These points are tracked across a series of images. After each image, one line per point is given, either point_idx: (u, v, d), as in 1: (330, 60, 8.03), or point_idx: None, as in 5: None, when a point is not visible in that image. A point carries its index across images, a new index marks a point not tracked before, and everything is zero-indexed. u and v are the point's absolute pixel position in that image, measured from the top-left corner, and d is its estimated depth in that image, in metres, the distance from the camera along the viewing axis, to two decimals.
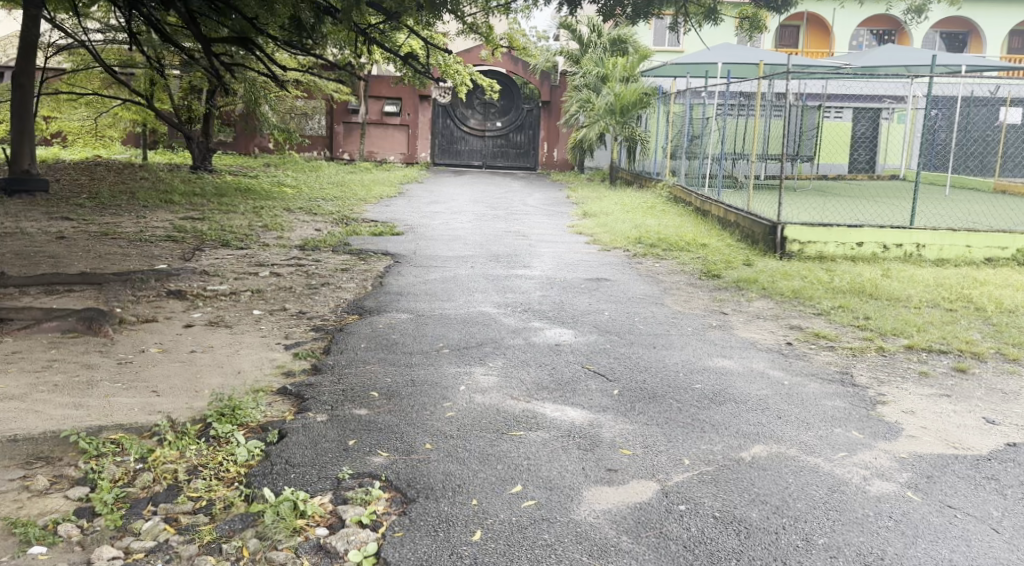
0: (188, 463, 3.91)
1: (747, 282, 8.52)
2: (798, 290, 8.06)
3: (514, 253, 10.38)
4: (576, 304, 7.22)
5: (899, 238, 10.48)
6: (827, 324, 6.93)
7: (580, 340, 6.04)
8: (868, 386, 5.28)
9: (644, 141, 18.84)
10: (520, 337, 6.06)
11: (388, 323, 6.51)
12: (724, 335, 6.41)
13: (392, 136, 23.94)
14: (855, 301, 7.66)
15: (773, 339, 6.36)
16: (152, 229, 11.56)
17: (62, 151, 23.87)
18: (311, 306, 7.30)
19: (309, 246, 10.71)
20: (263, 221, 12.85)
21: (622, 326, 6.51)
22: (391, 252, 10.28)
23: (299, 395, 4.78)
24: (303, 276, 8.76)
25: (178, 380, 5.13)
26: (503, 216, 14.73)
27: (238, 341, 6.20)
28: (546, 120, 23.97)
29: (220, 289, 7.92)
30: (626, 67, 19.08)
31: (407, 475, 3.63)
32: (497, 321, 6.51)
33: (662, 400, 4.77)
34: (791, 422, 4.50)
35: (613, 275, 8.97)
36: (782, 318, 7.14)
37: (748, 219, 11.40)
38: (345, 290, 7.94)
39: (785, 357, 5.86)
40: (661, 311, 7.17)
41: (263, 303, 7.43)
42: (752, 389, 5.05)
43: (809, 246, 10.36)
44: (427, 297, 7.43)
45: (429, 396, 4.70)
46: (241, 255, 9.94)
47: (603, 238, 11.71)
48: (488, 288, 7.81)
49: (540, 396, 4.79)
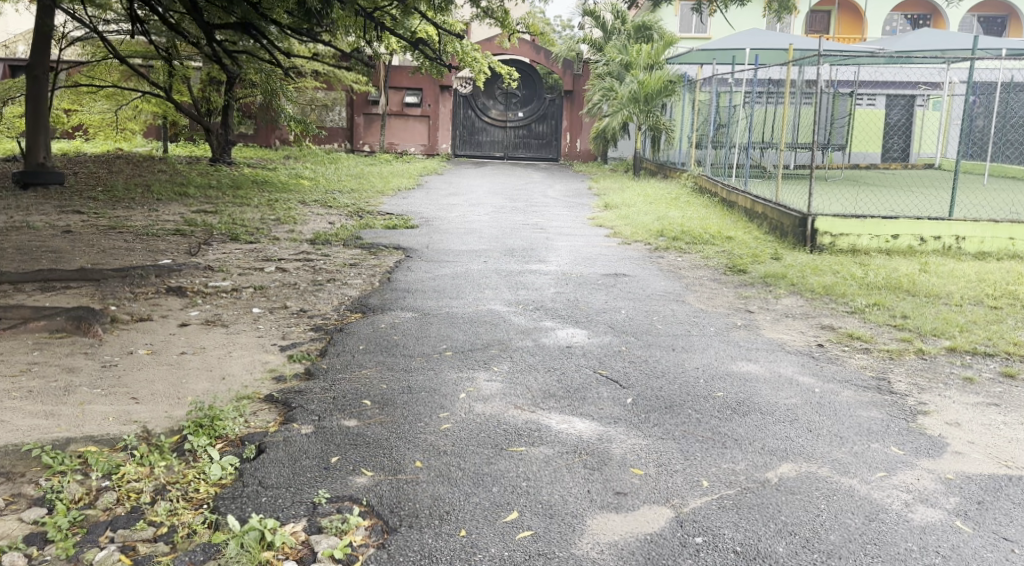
0: (156, 482, 3.56)
1: (775, 278, 8.07)
2: (829, 286, 7.60)
3: (530, 247, 10.01)
4: (592, 301, 6.85)
5: (938, 230, 9.96)
6: (861, 323, 6.49)
7: (592, 341, 5.68)
8: (908, 394, 4.84)
9: (668, 131, 18.35)
10: (529, 338, 5.69)
11: (391, 323, 6.16)
12: (749, 336, 5.98)
13: (413, 127, 23.61)
14: (890, 298, 7.21)
15: (802, 340, 5.93)
16: (163, 223, 11.30)
17: (83, 144, 23.71)
18: (313, 304, 6.97)
19: (320, 239, 10.42)
20: (276, 215, 12.56)
21: (640, 326, 6.11)
22: (403, 246, 9.97)
23: (287, 403, 4.42)
24: (309, 271, 8.45)
25: (161, 386, 4.79)
26: (522, 208, 14.34)
27: (233, 341, 5.86)
28: (569, 110, 23.53)
29: (221, 285, 7.60)
30: (650, 55, 18.45)
31: (391, 499, 3.26)
32: (506, 321, 6.15)
33: (678, 410, 4.37)
34: (822, 436, 4.08)
35: (632, 270, 8.56)
36: (812, 317, 6.70)
37: (777, 210, 10.93)
38: (351, 286, 7.60)
39: (816, 360, 5.43)
40: (680, 309, 6.77)
41: (264, 301, 7.10)
42: (778, 398, 4.64)
43: (842, 239, 9.87)
44: (435, 294, 7.09)
45: (426, 406, 4.34)
46: (249, 250, 9.63)
47: (624, 231, 11.32)
48: (500, 284, 7.45)
49: (546, 405, 4.41)
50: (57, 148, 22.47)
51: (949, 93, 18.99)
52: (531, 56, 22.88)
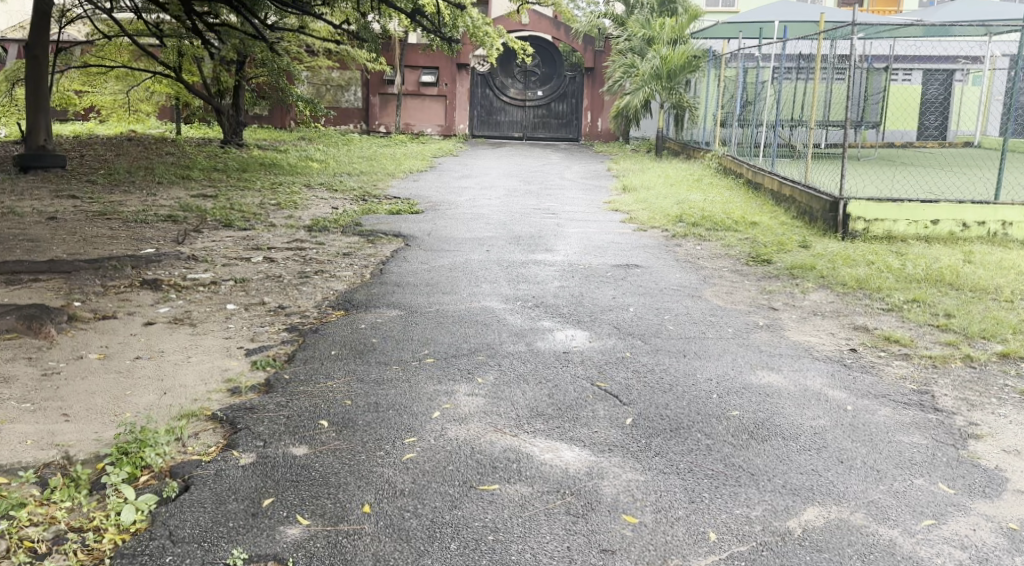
0: (57, 527, 2.97)
1: (802, 270, 7.41)
2: (862, 279, 6.95)
3: (538, 234, 9.45)
4: (598, 299, 6.37)
5: (982, 215, 9.24)
6: (900, 323, 5.86)
7: (594, 346, 5.13)
8: (955, 413, 4.21)
9: (692, 109, 17.56)
10: (522, 343, 5.14)
11: (374, 323, 5.59)
12: (772, 340, 5.37)
13: (430, 107, 22.97)
14: (931, 293, 6.59)
15: (833, 345, 5.33)
16: (157, 207, 10.76)
17: (96, 126, 23.24)
18: (293, 299, 6.38)
19: (318, 226, 9.89)
20: (277, 199, 12.01)
21: (650, 330, 5.49)
22: (404, 234, 9.50)
23: (233, 424, 3.83)
24: (299, 261, 7.87)
25: (100, 399, 4.21)
26: (536, 192, 13.71)
27: (199, 343, 5.27)
28: (591, 89, 22.79)
29: (200, 278, 7.00)
30: (674, 29, 17.66)
31: (325, 561, 2.71)
32: (500, 321, 5.64)
33: (683, 435, 3.74)
34: (856, 471, 3.45)
35: (646, 261, 7.95)
36: (844, 315, 6.07)
37: (806, 194, 10.20)
38: (339, 279, 7.03)
39: (848, 370, 4.82)
40: (694, 308, 6.19)
41: (242, 295, 6.51)
42: (808, 420, 4.00)
43: (876, 225, 9.15)
44: (428, 289, 6.57)
45: (393, 427, 3.73)
46: (240, 237, 9.07)
47: (641, 216, 10.68)
48: (499, 279, 6.96)
49: (532, 428, 3.79)
50: (69, 130, 22.05)
51: (989, 68, 18.15)
52: (551, 32, 22.12)
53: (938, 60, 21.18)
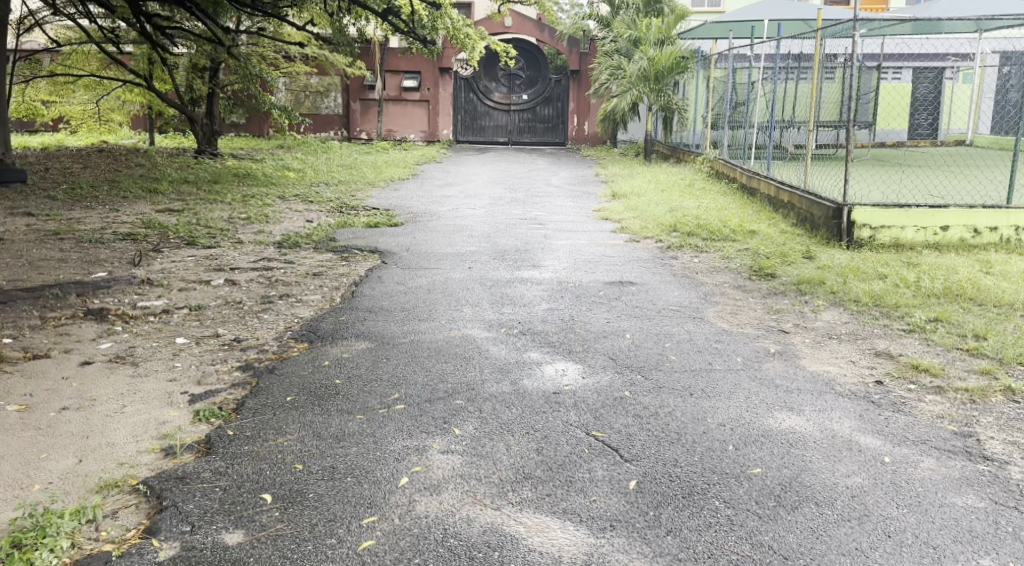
0: None
1: (811, 285, 6.85)
2: (877, 295, 6.41)
3: (524, 247, 8.90)
4: (591, 323, 5.80)
5: (994, 219, 8.71)
6: (925, 348, 5.31)
7: (588, 384, 4.51)
8: (1007, 462, 3.67)
9: (681, 111, 17.02)
10: (505, 382, 4.52)
11: (339, 358, 4.94)
12: (787, 372, 4.80)
13: (412, 112, 22.38)
14: (953, 311, 6.07)
15: (855, 376, 4.77)
16: (118, 224, 10.08)
17: (66, 137, 22.46)
18: (252, 330, 5.72)
19: (289, 242, 9.28)
20: (247, 213, 11.38)
21: (650, 363, 4.88)
22: (380, 249, 8.91)
23: (159, 498, 3.20)
24: (264, 283, 7.24)
25: (8, 466, 3.54)
26: (522, 200, 13.13)
27: (138, 388, 4.58)
28: (576, 92, 22.24)
29: (152, 306, 6.33)
30: (660, 30, 17.10)
31: None
32: (482, 353, 5.06)
33: (698, 503, 3.15)
34: (909, 550, 2.91)
35: (641, 277, 7.38)
36: (863, 339, 5.50)
37: (807, 199, 9.64)
38: (306, 304, 6.41)
39: (877, 409, 4.24)
40: (697, 333, 5.61)
41: (196, 326, 5.85)
42: (842, 479, 3.40)
43: (883, 233, 8.62)
44: (402, 315, 5.99)
45: (348, 501, 3.11)
46: (203, 256, 8.41)
47: (633, 225, 10.12)
48: (482, 302, 6.39)
49: (518, 497, 3.18)
50: (38, 142, 21.28)
51: (982, 64, 17.74)
52: (535, 35, 21.59)
53: (928, 56, 20.77)
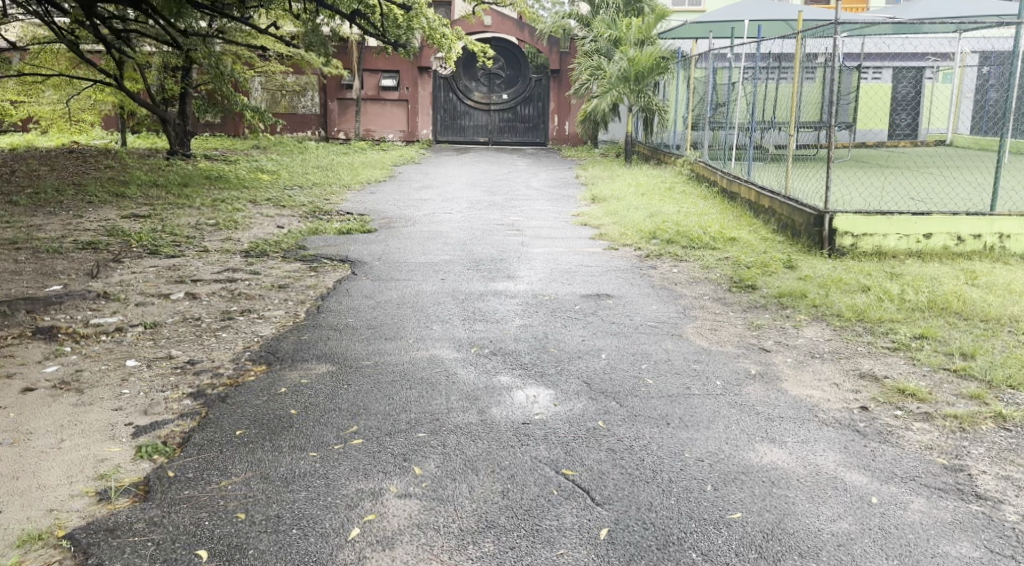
0: None
1: (792, 298, 6.64)
2: (861, 309, 6.20)
3: (500, 256, 8.65)
4: (566, 342, 5.56)
5: (978, 227, 8.52)
6: (911, 368, 5.09)
7: (560, 412, 4.25)
8: (1002, 502, 3.46)
9: (662, 112, 16.80)
10: (472, 411, 4.24)
11: (296, 384, 4.64)
12: (768, 397, 4.55)
13: (390, 112, 22.04)
14: (939, 326, 5.86)
15: (840, 401, 4.54)
16: (80, 232, 9.74)
17: (36, 137, 22.00)
18: (208, 351, 5.43)
19: (256, 251, 8.98)
20: (215, 218, 11.06)
21: (625, 388, 4.63)
22: (351, 258, 8.63)
23: (85, 557, 2.98)
24: (227, 297, 6.94)
25: None
26: (499, 204, 12.88)
27: (79, 419, 4.29)
28: (556, 92, 21.99)
29: (105, 323, 6.03)
30: (640, 30, 16.89)
31: None
32: (450, 377, 4.80)
33: (674, 557, 2.99)
34: None
35: (619, 289, 7.15)
36: (847, 359, 5.28)
37: (788, 205, 9.44)
38: (268, 321, 6.13)
39: (864, 440, 4.01)
40: (675, 352, 5.37)
41: (149, 346, 5.55)
42: (827, 525, 3.20)
43: (865, 241, 8.42)
44: (368, 333, 5.72)
45: (291, 560, 2.95)
46: (166, 267, 8.10)
47: (611, 232, 9.89)
48: (453, 318, 6.13)
49: (480, 554, 2.99)
50: (7, 143, 20.81)
51: (962, 65, 17.62)
52: (515, 34, 21.34)
53: (908, 57, 20.65)
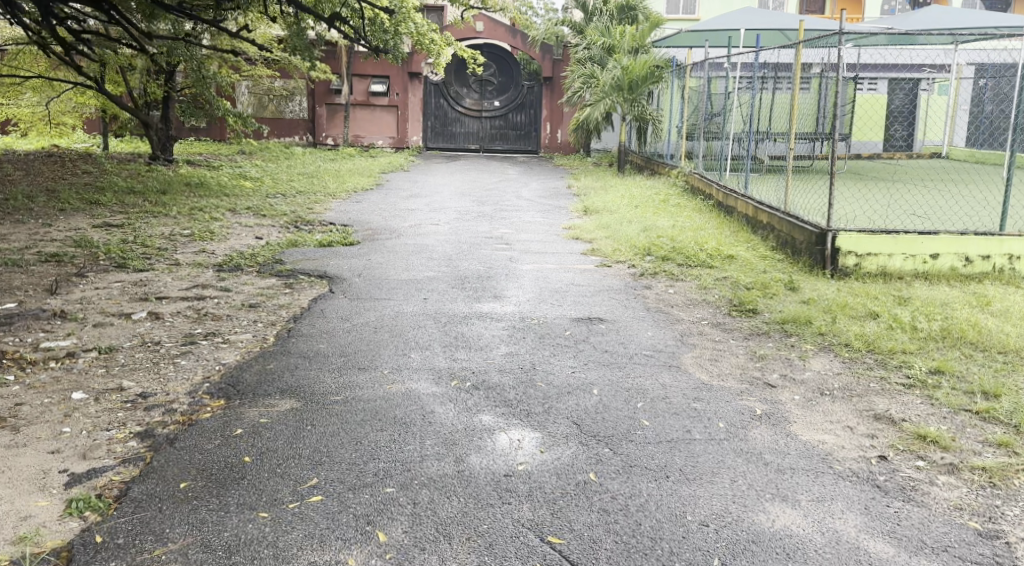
0: None
1: (797, 325, 6.21)
2: (872, 339, 5.77)
3: (487, 273, 8.21)
4: (556, 374, 5.13)
5: (988, 247, 8.10)
6: (930, 410, 4.66)
7: (546, 461, 3.81)
8: None
9: (656, 121, 16.39)
10: (449, 459, 3.78)
11: (255, 424, 4.19)
12: (776, 444, 4.12)
13: (380, 118, 21.66)
14: (955, 360, 5.43)
15: (856, 447, 4.12)
16: (46, 243, 9.27)
17: (16, 141, 21.52)
18: (163, 382, 4.96)
19: (230, 265, 8.53)
20: (191, 228, 10.61)
21: (619, 432, 4.18)
22: (330, 274, 8.18)
23: None
24: (193, 317, 6.48)
25: None
26: (488, 215, 12.45)
27: (9, 464, 3.83)
28: (549, 99, 21.56)
29: (57, 348, 5.56)
30: (634, 38, 16.48)
31: None
32: (428, 415, 4.35)
33: None
34: None
35: (611, 312, 6.72)
36: (860, 397, 4.85)
37: (788, 221, 9.03)
38: (233, 347, 5.66)
39: (887, 498, 3.59)
40: (674, 388, 4.93)
41: (100, 376, 5.08)
42: None
43: (869, 261, 8.01)
44: (340, 362, 5.26)
45: None
46: (132, 282, 7.65)
47: (604, 247, 9.48)
48: (433, 344, 5.68)
49: None
50: None
51: (961, 76, 17.26)
52: (507, 40, 20.97)
53: (905, 68, 20.34)
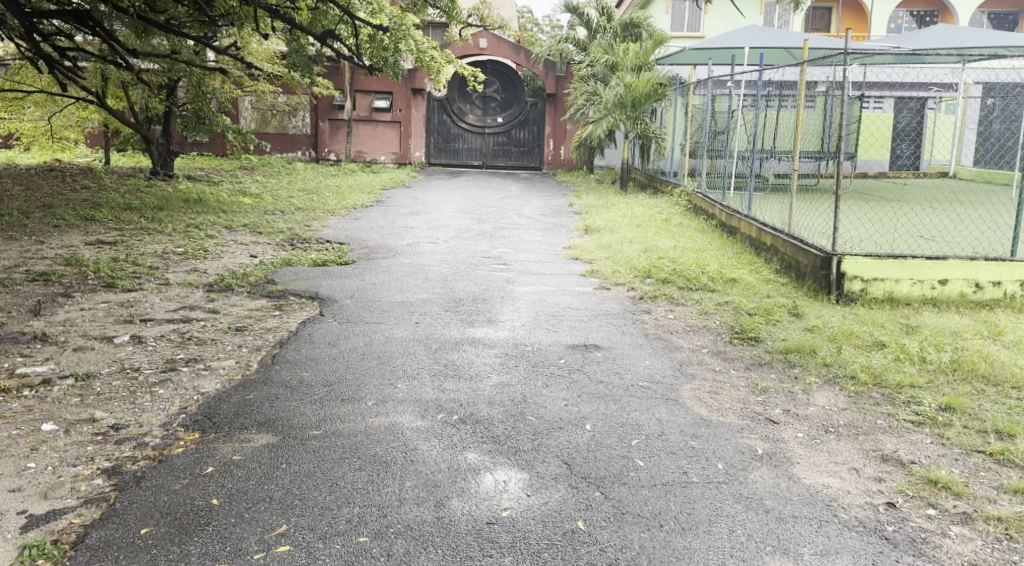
0: None
1: (801, 354, 5.98)
2: (879, 372, 5.55)
3: (483, 295, 8.01)
4: (547, 406, 4.90)
5: (999, 273, 7.86)
6: (940, 450, 4.43)
7: (533, 505, 3.61)
8: None
9: (659, 139, 16.21)
10: (429, 504, 3.58)
11: (227, 462, 3.98)
12: (778, 488, 3.89)
13: (382, 133, 21.50)
14: (966, 395, 5.20)
15: (864, 493, 3.89)
16: (37, 261, 9.10)
17: (18, 155, 21.43)
18: (138, 413, 4.75)
19: (221, 286, 8.34)
20: (185, 246, 10.43)
21: (612, 474, 3.96)
22: (323, 295, 7.99)
23: None
24: (176, 341, 6.27)
25: None
26: (488, 233, 12.26)
27: None
28: (552, 116, 21.41)
29: (32, 375, 5.35)
30: (638, 55, 16.32)
31: None
32: (410, 453, 4.12)
33: None
34: None
35: (609, 338, 6.51)
36: (867, 435, 4.63)
37: (792, 244, 8.80)
38: (214, 374, 5.45)
39: (895, 554, 3.39)
40: (671, 423, 4.71)
41: (73, 406, 4.86)
42: None
43: (875, 286, 7.78)
44: (322, 392, 5.04)
45: None
46: (119, 303, 7.45)
47: (604, 268, 9.28)
48: (421, 373, 5.47)
49: None
50: None
51: (968, 95, 17.08)
52: (511, 57, 20.88)
53: (911, 87, 20.17)
